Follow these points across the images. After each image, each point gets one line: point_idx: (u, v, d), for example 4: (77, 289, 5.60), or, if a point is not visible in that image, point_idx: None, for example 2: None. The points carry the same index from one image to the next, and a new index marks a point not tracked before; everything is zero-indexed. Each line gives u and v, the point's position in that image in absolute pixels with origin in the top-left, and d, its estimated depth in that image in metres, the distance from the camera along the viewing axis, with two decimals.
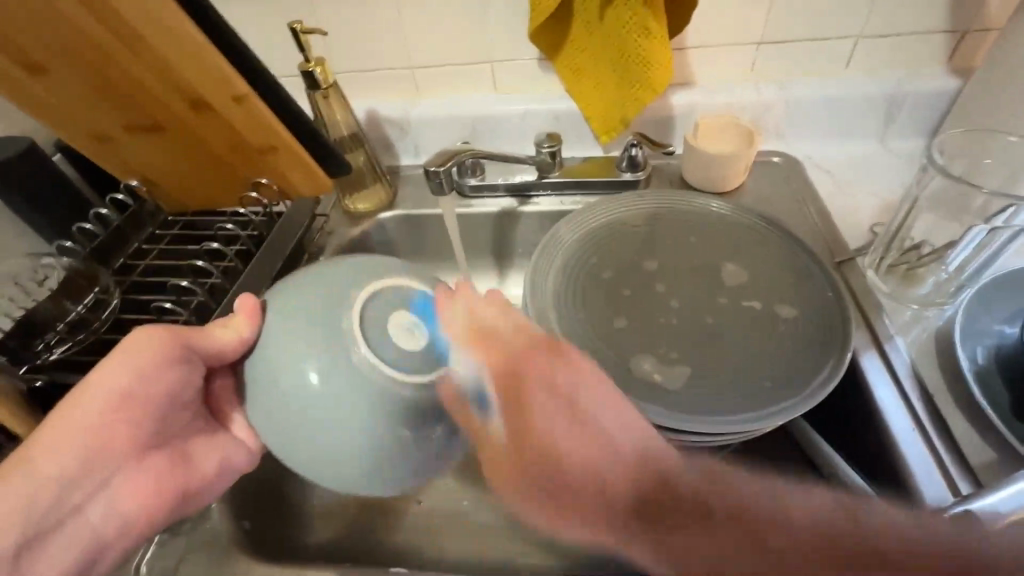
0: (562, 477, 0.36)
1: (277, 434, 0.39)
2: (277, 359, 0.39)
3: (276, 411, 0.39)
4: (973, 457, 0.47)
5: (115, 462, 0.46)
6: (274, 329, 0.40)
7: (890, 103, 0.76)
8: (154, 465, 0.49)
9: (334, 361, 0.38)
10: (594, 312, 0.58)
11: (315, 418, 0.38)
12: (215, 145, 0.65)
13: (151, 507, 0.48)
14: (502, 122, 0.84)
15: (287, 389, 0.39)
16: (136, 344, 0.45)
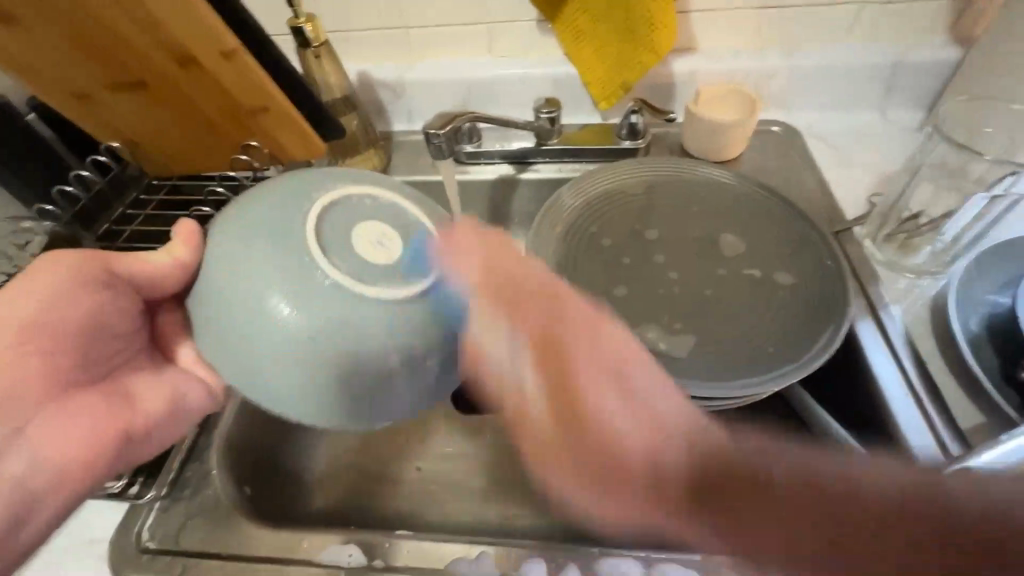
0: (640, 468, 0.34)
1: (223, 357, 0.38)
2: (240, 289, 0.36)
3: (237, 325, 0.37)
4: (964, 421, 0.48)
5: (46, 396, 0.43)
6: (246, 268, 0.36)
7: (891, 70, 0.75)
8: (88, 403, 0.45)
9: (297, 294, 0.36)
10: (593, 284, 0.58)
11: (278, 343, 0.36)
12: (202, 105, 0.62)
13: (91, 451, 0.44)
14: (497, 88, 0.81)
15: (256, 310, 0.36)
16: (63, 276, 0.44)
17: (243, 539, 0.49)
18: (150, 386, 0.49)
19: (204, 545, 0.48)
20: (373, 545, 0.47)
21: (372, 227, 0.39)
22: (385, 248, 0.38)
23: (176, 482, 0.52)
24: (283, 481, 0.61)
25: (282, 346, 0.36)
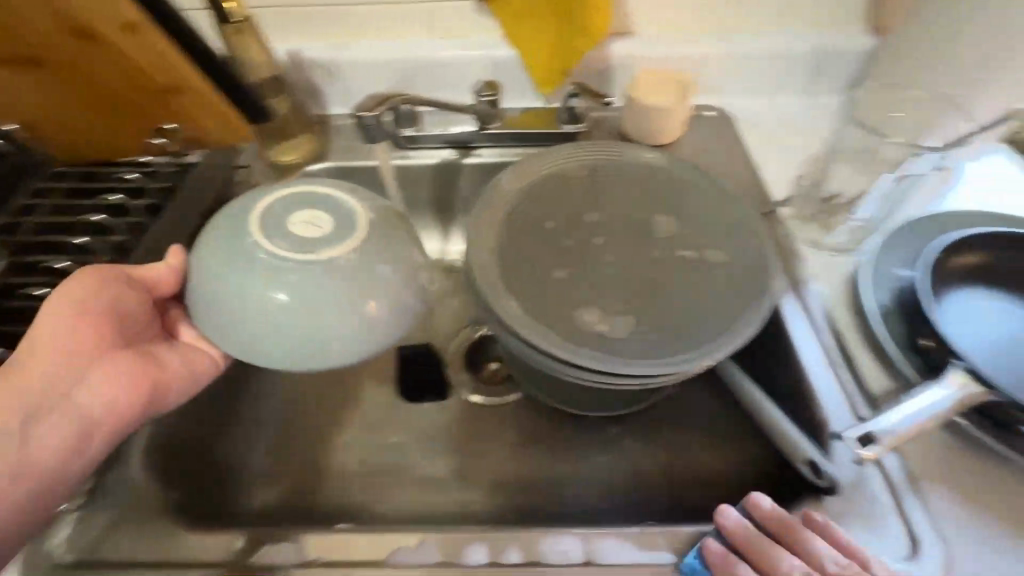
0: None
1: (218, 326, 0.42)
2: (237, 283, 0.41)
3: (232, 306, 0.41)
4: (874, 387, 0.52)
5: (76, 371, 0.43)
6: (248, 270, 0.41)
7: (816, 57, 0.78)
8: (112, 372, 0.44)
9: (269, 280, 0.41)
10: (534, 269, 0.58)
11: (270, 317, 0.41)
12: (111, 87, 0.59)
13: (122, 402, 0.44)
14: (437, 70, 0.79)
15: (252, 293, 0.41)
16: (74, 289, 0.44)
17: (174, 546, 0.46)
18: (165, 358, 0.47)
19: (131, 555, 0.46)
20: (312, 542, 0.46)
21: (299, 214, 0.43)
22: (314, 223, 0.42)
23: (95, 490, 0.49)
24: (220, 483, 0.58)
25: (279, 323, 0.41)
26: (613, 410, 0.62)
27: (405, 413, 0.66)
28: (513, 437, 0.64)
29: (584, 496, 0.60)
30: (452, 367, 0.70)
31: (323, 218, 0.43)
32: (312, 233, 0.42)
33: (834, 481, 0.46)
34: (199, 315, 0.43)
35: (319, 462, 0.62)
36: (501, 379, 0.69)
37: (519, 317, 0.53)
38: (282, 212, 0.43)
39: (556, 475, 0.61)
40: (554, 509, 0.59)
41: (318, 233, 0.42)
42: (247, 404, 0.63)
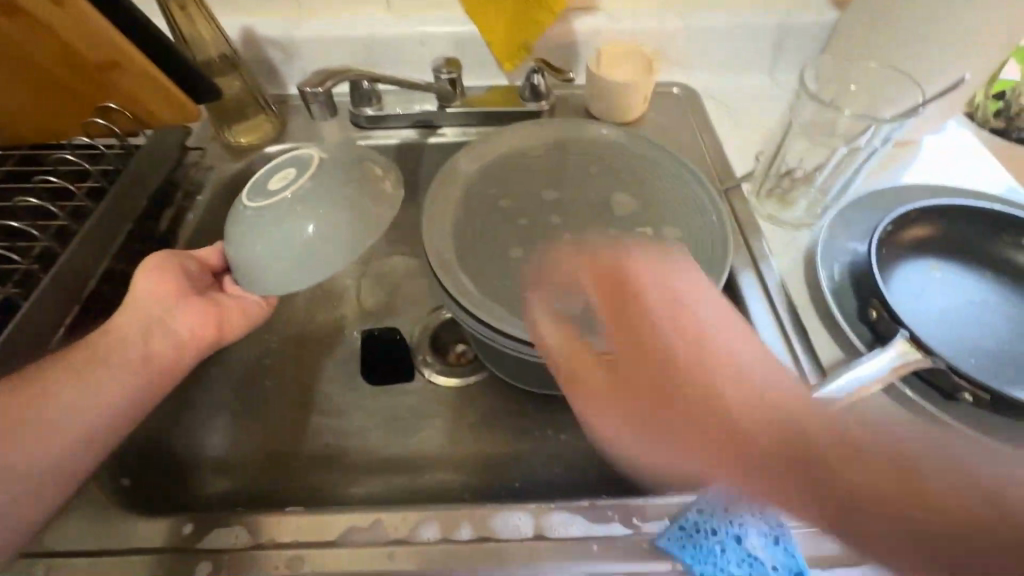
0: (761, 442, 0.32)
1: (271, 276, 0.45)
2: (269, 227, 0.45)
3: (271, 245, 0.45)
4: (825, 358, 0.52)
5: (166, 320, 0.51)
6: (269, 215, 0.45)
7: (779, 32, 0.78)
8: (193, 313, 0.52)
9: (278, 214, 0.45)
10: (490, 247, 0.57)
11: (292, 234, 0.45)
12: (45, 63, 0.55)
13: (199, 339, 0.52)
14: (397, 48, 0.77)
15: (282, 227, 0.45)
16: (154, 261, 0.53)
17: (122, 532, 0.45)
18: (227, 301, 0.54)
19: (74, 542, 0.45)
20: (259, 523, 0.45)
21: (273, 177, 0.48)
22: (284, 172, 0.48)
23: None
24: (176, 471, 0.57)
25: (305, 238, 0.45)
26: None
27: (367, 396, 0.65)
28: (476, 417, 0.64)
29: (545, 471, 0.60)
30: (417, 349, 0.69)
31: (290, 170, 0.48)
32: (288, 180, 0.47)
33: None
34: (246, 270, 0.46)
35: (277, 446, 0.61)
36: (467, 361, 0.69)
37: (473, 295, 0.52)
38: (261, 182, 0.48)
39: (518, 453, 0.61)
40: (516, 485, 0.59)
41: (288, 177, 0.47)
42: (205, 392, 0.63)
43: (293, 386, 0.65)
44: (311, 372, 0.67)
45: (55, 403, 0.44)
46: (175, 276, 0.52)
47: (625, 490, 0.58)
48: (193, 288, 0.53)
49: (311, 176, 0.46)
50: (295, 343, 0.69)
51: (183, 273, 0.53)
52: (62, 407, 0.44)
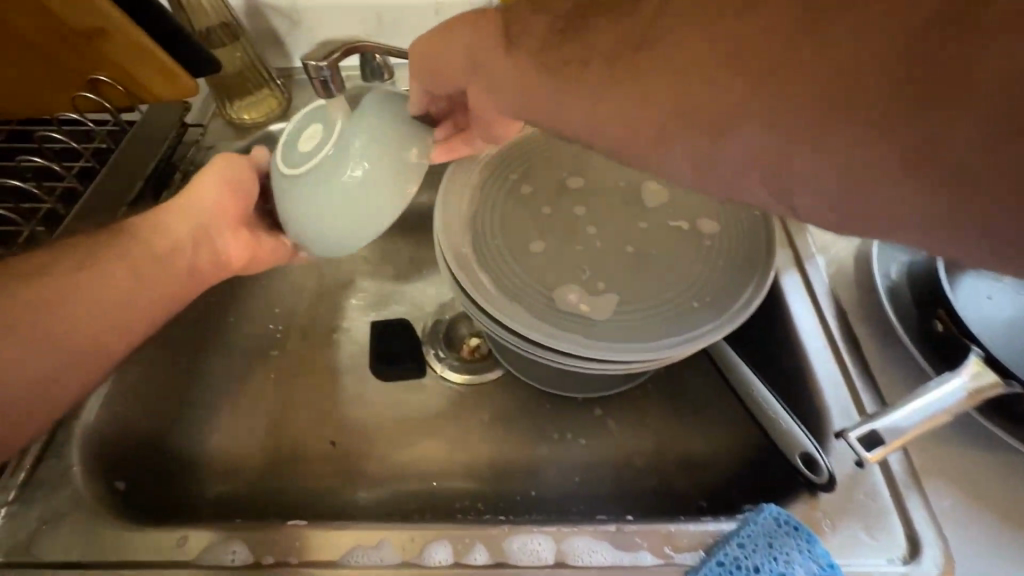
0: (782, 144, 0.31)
1: (344, 233, 0.41)
2: (313, 186, 0.40)
3: (322, 200, 0.40)
4: (880, 374, 0.47)
5: (202, 240, 0.49)
6: (313, 172, 0.40)
7: None
8: (238, 243, 0.51)
9: (315, 168, 0.40)
10: (510, 241, 0.52)
11: (341, 183, 0.39)
12: (28, 31, 0.50)
13: (237, 262, 0.51)
14: (410, 17, 0.71)
15: (328, 177, 0.39)
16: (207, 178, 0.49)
17: (111, 541, 0.43)
18: (267, 238, 0.52)
19: (64, 552, 0.42)
20: (261, 539, 0.42)
21: (300, 140, 0.43)
22: (308, 132, 0.42)
23: (31, 481, 0.45)
24: (175, 470, 0.55)
25: (358, 185, 0.39)
26: (594, 389, 0.59)
27: (376, 393, 0.62)
28: (491, 419, 0.60)
29: (563, 480, 0.56)
30: (428, 342, 0.65)
31: (314, 127, 0.42)
32: (318, 136, 0.42)
33: (832, 476, 0.42)
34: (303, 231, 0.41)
35: (282, 444, 0.58)
36: (481, 356, 0.64)
37: (492, 294, 0.48)
38: (289, 148, 0.43)
39: (535, 459, 0.57)
40: (531, 494, 0.56)
41: (315, 134, 0.42)
42: (206, 385, 0.60)
43: (298, 381, 0.62)
44: (317, 366, 0.63)
45: (110, 282, 0.44)
46: (229, 194, 0.50)
47: (647, 502, 0.54)
48: (240, 216, 0.51)
49: (340, 120, 0.41)
50: (300, 333, 0.65)
51: (233, 188, 0.50)
52: (110, 291, 0.43)
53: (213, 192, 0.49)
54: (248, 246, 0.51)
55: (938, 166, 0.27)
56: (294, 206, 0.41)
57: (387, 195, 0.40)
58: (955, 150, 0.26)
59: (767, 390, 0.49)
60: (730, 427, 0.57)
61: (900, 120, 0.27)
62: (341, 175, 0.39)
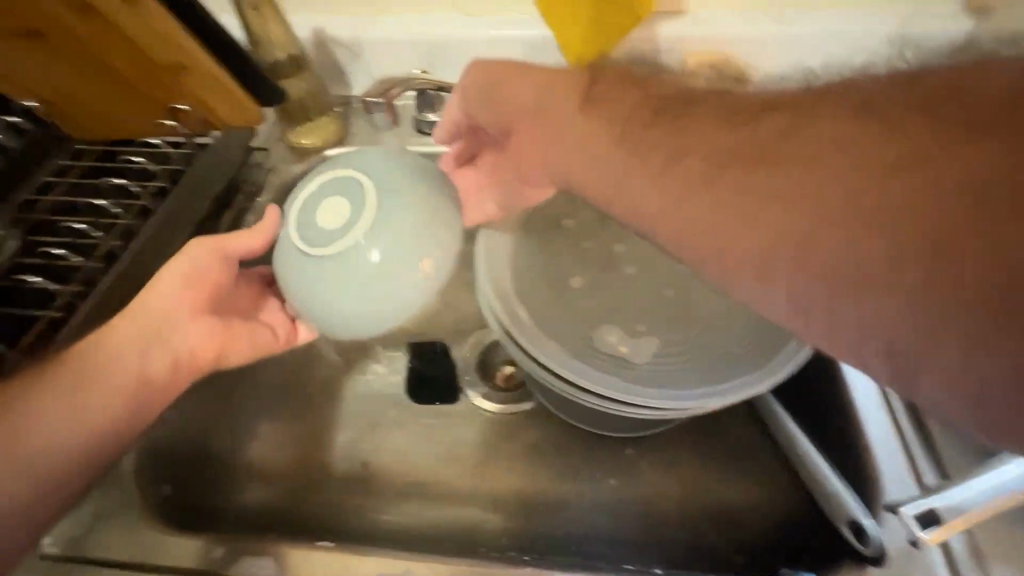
0: (759, 255, 0.31)
1: (356, 316, 0.43)
2: (336, 273, 0.41)
3: (347, 284, 0.41)
4: (944, 441, 0.43)
5: (163, 330, 0.47)
6: (337, 258, 0.41)
7: (898, 43, 0.66)
8: (203, 332, 0.49)
9: (342, 248, 0.41)
10: (549, 276, 0.52)
11: (359, 271, 0.41)
12: (120, 65, 0.55)
13: (210, 347, 0.49)
14: (465, 50, 0.72)
15: (351, 262, 0.41)
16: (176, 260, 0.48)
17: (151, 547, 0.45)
18: (241, 328, 0.50)
19: (111, 551, 0.45)
20: (290, 559, 0.43)
21: (325, 210, 0.43)
22: (331, 205, 0.42)
23: None
24: (214, 476, 0.57)
25: (370, 275, 0.41)
26: (631, 431, 0.56)
27: (407, 417, 0.62)
28: (520, 451, 0.59)
29: (590, 521, 0.55)
30: (463, 368, 0.64)
31: (339, 201, 0.42)
32: (344, 213, 0.42)
33: (881, 549, 0.40)
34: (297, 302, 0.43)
35: (316, 461, 0.59)
36: (516, 385, 0.63)
37: (529, 329, 0.48)
38: (305, 224, 0.43)
39: (562, 496, 0.56)
40: (557, 533, 0.54)
41: (340, 208, 0.42)
42: (252, 396, 0.62)
43: (335, 400, 0.64)
44: (354, 385, 0.64)
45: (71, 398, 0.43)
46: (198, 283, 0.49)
47: (678, 553, 0.52)
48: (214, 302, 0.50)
49: (367, 200, 0.42)
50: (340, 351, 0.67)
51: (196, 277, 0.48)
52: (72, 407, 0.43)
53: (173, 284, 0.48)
54: (220, 332, 0.49)
55: (934, 266, 0.25)
56: (310, 291, 0.42)
57: (399, 284, 0.42)
58: (942, 244, 0.25)
59: (824, 466, 0.48)
60: (770, 480, 0.55)
61: (877, 220, 0.27)
62: (358, 264, 0.41)
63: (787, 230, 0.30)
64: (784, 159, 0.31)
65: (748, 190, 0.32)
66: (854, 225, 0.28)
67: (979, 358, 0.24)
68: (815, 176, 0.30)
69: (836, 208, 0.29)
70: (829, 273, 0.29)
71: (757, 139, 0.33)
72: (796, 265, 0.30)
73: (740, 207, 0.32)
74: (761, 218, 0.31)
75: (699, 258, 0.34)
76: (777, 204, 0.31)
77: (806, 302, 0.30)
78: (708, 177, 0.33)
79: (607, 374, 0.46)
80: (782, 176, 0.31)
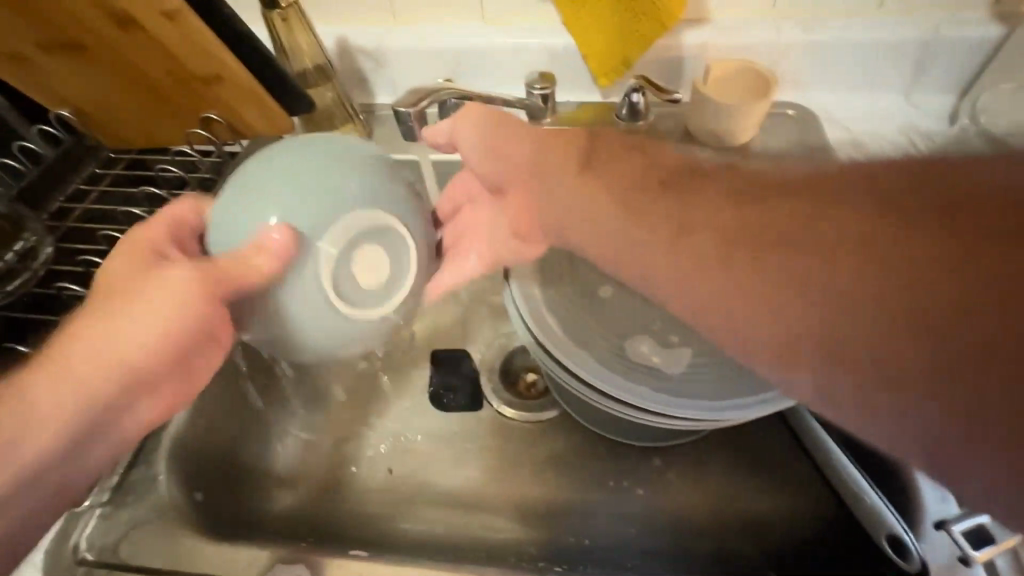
0: (775, 345, 0.33)
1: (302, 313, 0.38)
2: (314, 271, 0.37)
3: (318, 287, 0.37)
4: None
5: (116, 387, 0.39)
6: (326, 260, 0.37)
7: (924, 50, 0.65)
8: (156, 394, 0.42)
9: (337, 252, 0.37)
10: (577, 285, 0.53)
11: (334, 279, 0.37)
12: (154, 75, 0.56)
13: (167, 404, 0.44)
14: (488, 58, 0.73)
15: (333, 272, 0.37)
16: (154, 306, 0.38)
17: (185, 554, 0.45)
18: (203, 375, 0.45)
19: (147, 556, 0.45)
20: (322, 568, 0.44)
21: (357, 211, 0.37)
22: (361, 211, 0.38)
23: (120, 487, 0.49)
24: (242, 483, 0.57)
25: (342, 287, 0.38)
26: (655, 439, 0.56)
27: (432, 424, 0.62)
28: (546, 460, 0.59)
29: (617, 531, 0.54)
30: (487, 375, 0.64)
31: (373, 214, 0.38)
32: (365, 224, 0.38)
33: (923, 563, 0.40)
34: (299, 321, 0.38)
35: (343, 468, 0.60)
36: (538, 393, 0.63)
37: (561, 338, 0.48)
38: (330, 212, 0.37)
39: (589, 506, 0.56)
40: (584, 542, 0.54)
41: (370, 218, 0.38)
42: (279, 402, 0.62)
43: (360, 407, 0.64)
44: (378, 391, 0.64)
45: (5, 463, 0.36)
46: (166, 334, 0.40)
47: (707, 564, 0.52)
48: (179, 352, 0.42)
49: (388, 221, 0.39)
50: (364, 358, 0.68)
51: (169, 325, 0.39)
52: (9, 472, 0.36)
53: (141, 332, 0.39)
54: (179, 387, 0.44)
55: (931, 363, 0.26)
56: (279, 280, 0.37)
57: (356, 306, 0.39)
58: (937, 343, 0.26)
59: (857, 470, 0.49)
60: (798, 491, 0.54)
61: (874, 315, 0.29)
62: (337, 277, 0.37)
63: (791, 321, 0.32)
64: (781, 246, 0.32)
65: (756, 280, 0.33)
66: (851, 322, 0.29)
67: (983, 459, 0.25)
68: (808, 270, 0.31)
69: (824, 288, 0.30)
70: (838, 364, 0.30)
71: (759, 223, 0.34)
72: (807, 356, 0.32)
73: (752, 298, 0.34)
74: (770, 309, 0.33)
75: (722, 334, 0.37)
76: (782, 296, 0.32)
77: (824, 387, 0.32)
78: (716, 264, 0.35)
79: (640, 383, 0.46)
80: (783, 268, 0.32)
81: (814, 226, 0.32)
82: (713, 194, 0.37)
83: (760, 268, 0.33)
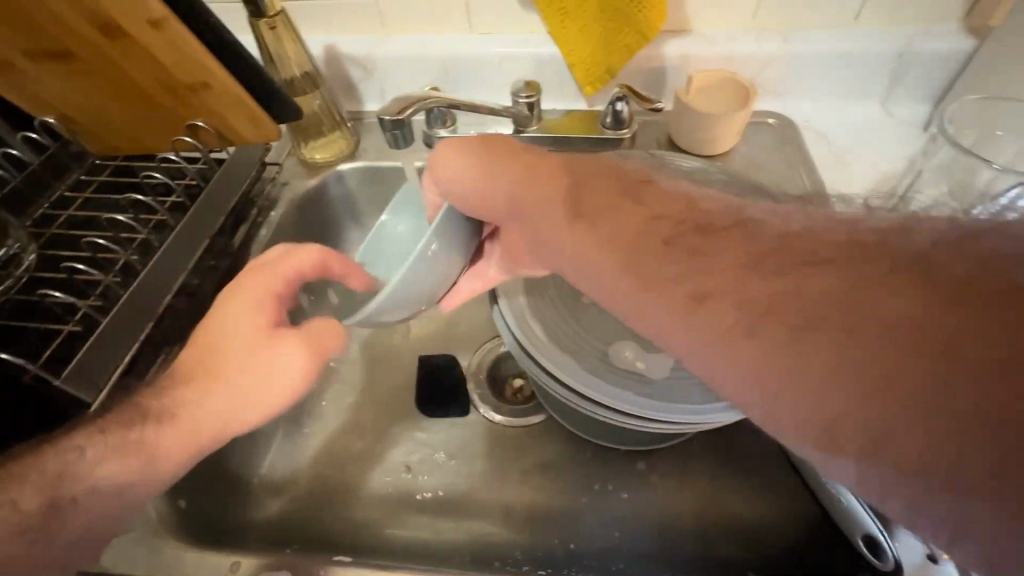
0: (816, 418, 0.29)
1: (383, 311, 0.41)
2: (418, 286, 0.41)
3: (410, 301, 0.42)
4: None
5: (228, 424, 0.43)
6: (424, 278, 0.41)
7: (898, 61, 0.67)
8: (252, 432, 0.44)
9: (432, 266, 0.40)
10: (561, 291, 0.54)
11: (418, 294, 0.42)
12: (142, 84, 0.57)
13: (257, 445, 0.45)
14: (475, 67, 0.74)
15: (420, 289, 0.42)
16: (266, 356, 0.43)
17: (168, 562, 0.45)
18: None
19: (129, 564, 0.45)
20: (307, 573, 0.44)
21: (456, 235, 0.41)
22: (459, 235, 0.42)
23: None
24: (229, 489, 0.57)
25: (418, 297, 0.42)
26: (638, 443, 0.57)
27: (419, 429, 0.62)
28: (532, 464, 0.59)
29: (603, 534, 0.55)
30: (473, 380, 0.65)
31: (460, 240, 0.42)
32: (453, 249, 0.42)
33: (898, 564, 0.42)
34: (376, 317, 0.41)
35: (331, 474, 0.60)
36: (524, 398, 0.64)
37: (544, 343, 0.48)
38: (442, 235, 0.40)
39: (575, 509, 0.56)
40: (570, 546, 0.54)
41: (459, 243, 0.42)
42: None
43: (348, 413, 0.64)
44: (367, 397, 0.65)
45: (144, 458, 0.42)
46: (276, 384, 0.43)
47: (692, 566, 0.52)
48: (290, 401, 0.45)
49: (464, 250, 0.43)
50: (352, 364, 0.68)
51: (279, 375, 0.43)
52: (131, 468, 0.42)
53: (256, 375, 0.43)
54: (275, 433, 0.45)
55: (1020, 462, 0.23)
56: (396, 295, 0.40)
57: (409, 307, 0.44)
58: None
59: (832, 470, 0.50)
60: (780, 492, 0.55)
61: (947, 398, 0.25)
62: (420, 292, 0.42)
63: (840, 393, 0.28)
64: (824, 304, 0.29)
65: (796, 341, 0.29)
66: (918, 404, 0.26)
67: None
68: (866, 334, 0.28)
69: (880, 361, 0.27)
70: (899, 451, 0.26)
71: (790, 277, 0.31)
72: (857, 436, 0.27)
73: (789, 362, 0.29)
74: (810, 375, 0.29)
75: (739, 393, 0.32)
76: (826, 360, 0.28)
77: (873, 475, 0.27)
78: (747, 317, 0.31)
79: (622, 388, 0.46)
80: (833, 331, 0.28)
81: (834, 287, 0.29)
82: (693, 204, 0.38)
83: (799, 327, 0.29)
